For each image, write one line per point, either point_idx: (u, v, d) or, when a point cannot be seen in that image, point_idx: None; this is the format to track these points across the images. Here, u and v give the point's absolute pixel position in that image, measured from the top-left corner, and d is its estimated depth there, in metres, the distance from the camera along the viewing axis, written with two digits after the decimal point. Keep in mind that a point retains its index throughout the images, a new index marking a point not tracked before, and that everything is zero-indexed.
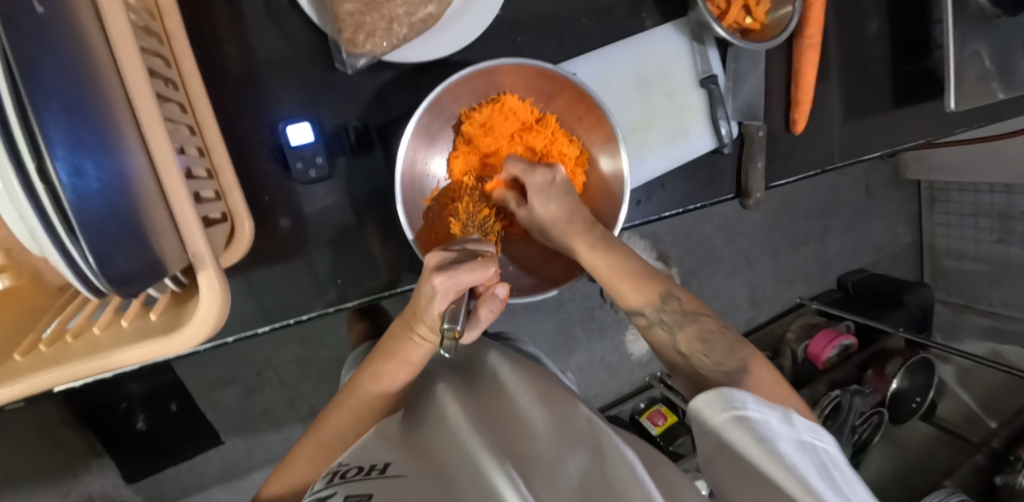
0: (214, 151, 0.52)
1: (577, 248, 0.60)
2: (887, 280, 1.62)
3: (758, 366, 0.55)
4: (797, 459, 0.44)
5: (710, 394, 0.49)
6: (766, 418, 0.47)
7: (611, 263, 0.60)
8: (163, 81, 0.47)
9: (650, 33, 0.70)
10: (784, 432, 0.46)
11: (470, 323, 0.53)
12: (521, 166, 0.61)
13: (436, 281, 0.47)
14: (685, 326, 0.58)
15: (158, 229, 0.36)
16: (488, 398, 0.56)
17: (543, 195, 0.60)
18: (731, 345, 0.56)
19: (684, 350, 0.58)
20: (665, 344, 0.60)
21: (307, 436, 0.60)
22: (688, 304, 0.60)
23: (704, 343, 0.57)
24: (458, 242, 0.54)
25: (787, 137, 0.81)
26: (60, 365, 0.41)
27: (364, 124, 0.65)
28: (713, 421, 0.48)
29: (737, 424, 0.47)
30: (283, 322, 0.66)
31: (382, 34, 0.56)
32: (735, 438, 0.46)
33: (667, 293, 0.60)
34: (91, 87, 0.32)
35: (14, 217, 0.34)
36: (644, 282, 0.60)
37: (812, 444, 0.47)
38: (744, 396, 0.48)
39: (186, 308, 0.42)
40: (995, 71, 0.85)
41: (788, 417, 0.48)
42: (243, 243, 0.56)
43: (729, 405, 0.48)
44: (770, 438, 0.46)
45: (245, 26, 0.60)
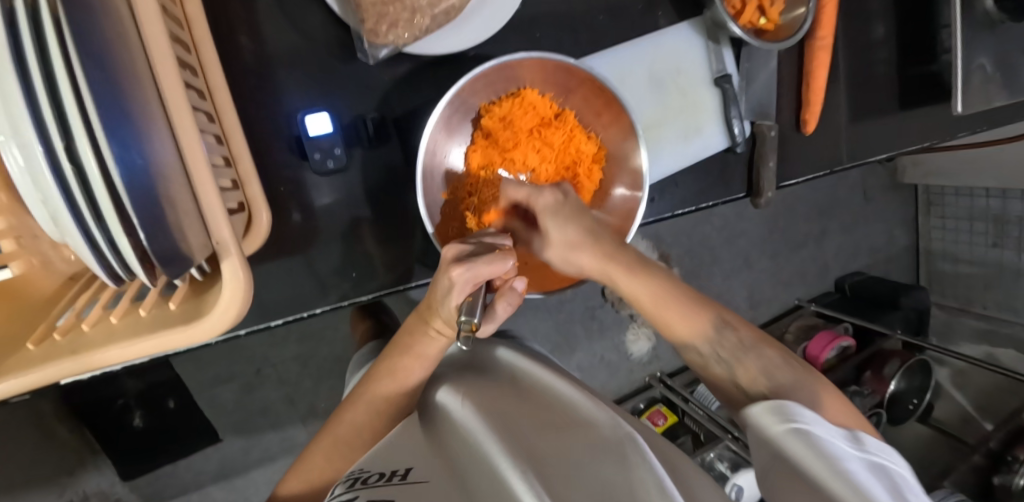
0: (233, 140, 0.51)
1: (617, 277, 0.59)
2: (883, 282, 1.65)
3: (828, 399, 0.53)
4: (864, 478, 0.43)
5: (770, 404, 0.51)
6: (830, 436, 0.47)
7: (655, 293, 0.59)
8: (184, 67, 0.47)
9: (665, 30, 0.70)
10: (850, 452, 0.46)
11: (487, 317, 0.52)
12: (524, 192, 0.58)
13: (454, 273, 0.47)
14: (744, 358, 0.58)
15: (185, 214, 0.36)
16: (502, 396, 0.55)
17: (559, 218, 0.58)
18: (796, 373, 0.56)
19: (744, 383, 0.57)
20: (726, 385, 0.59)
21: (321, 434, 0.59)
22: (743, 332, 0.59)
23: (766, 376, 0.55)
24: (475, 236, 0.53)
25: (797, 137, 0.81)
26: (78, 355, 0.40)
27: (381, 116, 0.65)
28: (771, 430, 0.49)
29: (796, 435, 0.47)
30: (296, 315, 0.66)
31: (404, 25, 0.56)
32: (790, 447, 0.47)
33: (720, 322, 0.60)
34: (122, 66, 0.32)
35: (35, 203, 0.34)
36: (693, 313, 0.60)
37: (883, 468, 0.46)
38: (803, 410, 0.49)
39: (207, 297, 0.41)
40: (1000, 75, 0.85)
41: (857, 438, 0.48)
42: (260, 235, 0.55)
43: (789, 417, 0.49)
44: (837, 456, 0.45)
45: (260, 17, 0.60)
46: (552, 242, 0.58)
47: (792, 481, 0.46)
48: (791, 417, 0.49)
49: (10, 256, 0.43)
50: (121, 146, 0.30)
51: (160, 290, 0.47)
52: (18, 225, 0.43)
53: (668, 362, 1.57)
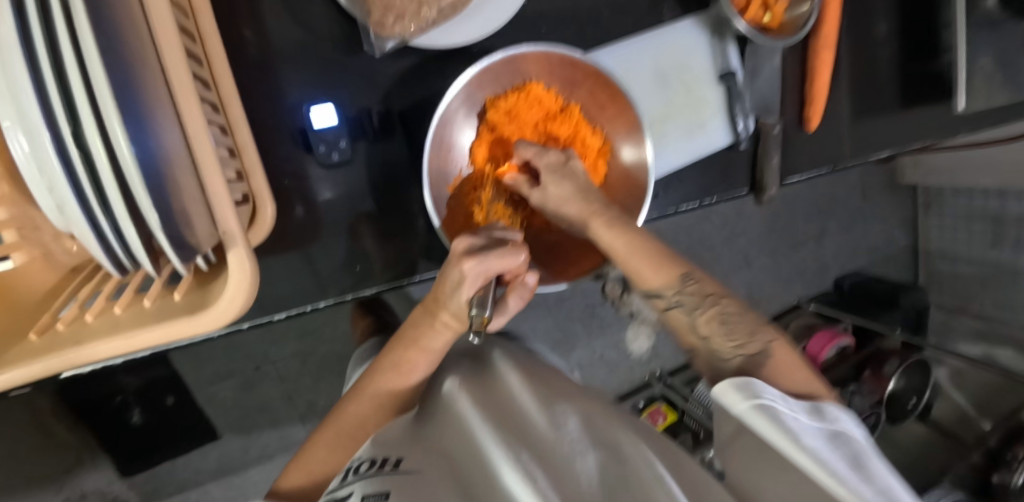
0: (237, 132, 0.51)
1: (596, 227, 0.59)
2: (881, 282, 1.66)
3: (777, 354, 0.58)
4: (827, 453, 0.48)
5: (733, 381, 0.54)
6: (793, 412, 0.52)
7: (626, 242, 0.59)
8: (189, 58, 0.46)
9: (670, 26, 0.70)
10: (803, 421, 0.51)
11: (498, 310, 0.54)
12: (533, 150, 0.59)
13: (466, 265, 0.47)
14: (705, 309, 0.60)
15: (191, 203, 0.35)
16: (496, 392, 0.56)
17: (558, 175, 0.58)
18: (749, 326, 0.59)
19: (703, 332, 0.59)
20: (682, 327, 0.61)
21: (324, 425, 0.59)
22: (705, 284, 0.61)
23: (723, 325, 0.59)
24: (485, 229, 0.53)
25: (799, 134, 0.81)
26: (81, 345, 0.40)
27: (386, 109, 0.65)
28: (733, 407, 0.53)
29: (760, 412, 0.51)
30: (299, 309, 0.66)
31: (411, 17, 0.56)
32: (751, 422, 0.52)
33: (685, 274, 0.61)
34: (127, 53, 0.31)
35: (41, 191, 0.33)
36: (665, 263, 0.61)
37: (832, 432, 0.52)
38: (765, 388, 0.53)
39: (213, 288, 0.41)
40: (1002, 73, 0.86)
41: (817, 410, 0.54)
42: (266, 225, 0.55)
43: (753, 394, 0.52)
44: (797, 430, 0.50)
45: (263, 8, 0.59)
46: (550, 195, 0.58)
47: (761, 455, 0.51)
48: (751, 392, 0.53)
49: (14, 247, 0.42)
50: (137, 133, 0.31)
51: (164, 281, 0.46)
52: (21, 216, 0.42)
53: (667, 360, 1.57)
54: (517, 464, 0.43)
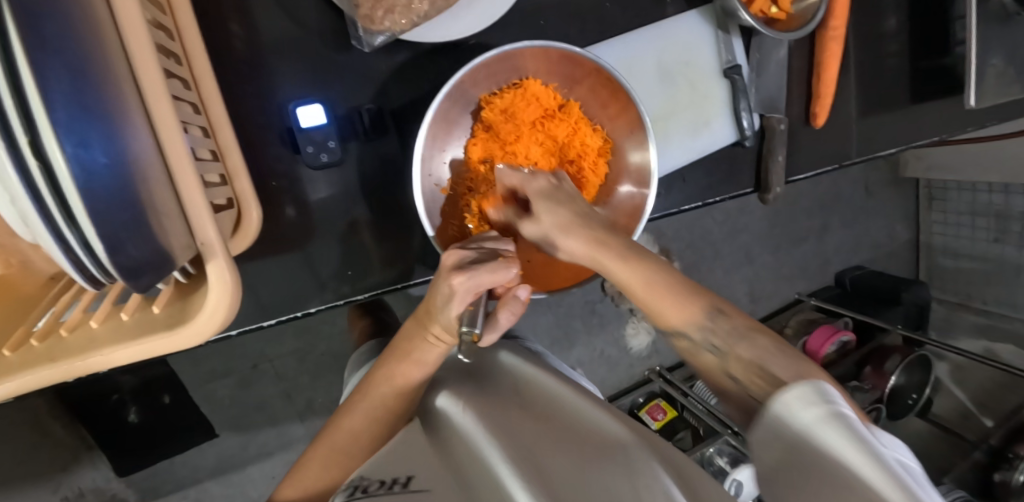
0: (220, 133, 0.48)
1: (606, 261, 0.53)
2: (884, 276, 1.64)
3: (848, 409, 0.40)
4: (910, 477, 0.34)
5: (804, 385, 0.38)
6: (863, 427, 0.37)
7: (652, 282, 0.51)
8: (166, 55, 0.43)
9: (674, 19, 0.68)
10: (879, 444, 0.36)
11: (490, 326, 0.49)
12: (519, 176, 0.56)
13: (455, 281, 0.45)
14: (739, 348, 0.45)
15: (165, 215, 0.33)
16: (500, 400, 0.53)
17: (553, 205, 0.55)
18: (804, 372, 0.42)
19: (742, 381, 0.44)
20: (715, 375, 0.47)
21: (318, 440, 0.57)
22: (737, 319, 0.47)
23: (768, 371, 0.43)
24: (475, 240, 0.51)
25: (806, 131, 0.79)
26: (56, 362, 0.38)
27: (378, 107, 0.62)
28: (804, 417, 0.37)
29: (836, 422, 0.35)
30: (291, 314, 0.63)
31: (401, 11, 0.54)
32: (828, 441, 0.35)
33: (714, 311, 0.48)
34: (85, 53, 0.28)
35: (0, 202, 0.31)
36: (684, 301, 0.49)
37: (905, 465, 0.37)
38: (835, 394, 0.38)
39: (193, 300, 0.39)
40: (1015, 68, 0.83)
41: (874, 429, 0.39)
42: (250, 233, 0.52)
43: (826, 400, 0.37)
44: (878, 446, 0.35)
45: (250, 1, 0.57)
46: (543, 224, 0.55)
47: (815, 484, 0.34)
48: (826, 399, 0.37)
49: None
50: (85, 142, 0.27)
51: (144, 293, 0.44)
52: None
53: (668, 356, 1.56)
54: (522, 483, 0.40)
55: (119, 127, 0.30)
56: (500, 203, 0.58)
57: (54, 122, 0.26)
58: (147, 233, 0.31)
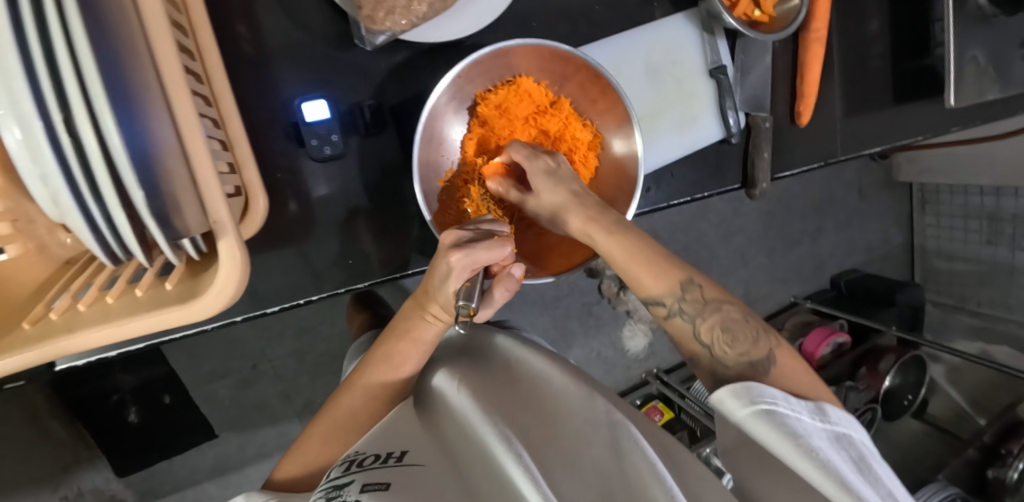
0: (230, 125, 0.51)
1: (590, 232, 0.58)
2: (879, 278, 1.67)
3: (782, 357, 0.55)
4: (830, 454, 0.47)
5: (734, 386, 0.51)
6: (796, 414, 0.49)
7: (628, 247, 0.57)
8: (182, 52, 0.47)
9: (661, 21, 0.71)
10: (814, 426, 0.49)
11: (485, 302, 0.53)
12: (524, 153, 0.59)
13: (452, 258, 0.47)
14: (708, 317, 0.56)
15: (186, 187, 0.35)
16: (494, 379, 0.56)
17: (552, 182, 0.58)
18: (754, 334, 0.55)
19: (707, 340, 0.56)
20: (686, 335, 0.57)
21: (317, 418, 0.59)
22: (710, 291, 0.57)
23: (727, 333, 0.55)
24: (472, 221, 0.53)
25: (791, 129, 0.82)
26: (73, 333, 0.40)
27: (378, 103, 0.65)
28: (738, 414, 0.50)
29: (765, 418, 0.48)
30: (291, 303, 0.66)
31: (401, 11, 0.56)
32: (760, 432, 0.48)
33: (688, 280, 0.57)
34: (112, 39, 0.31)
35: (32, 180, 0.34)
36: (666, 270, 0.57)
37: (839, 432, 0.50)
38: (771, 392, 0.50)
39: (204, 278, 0.41)
40: (993, 69, 0.86)
41: (821, 410, 0.51)
42: (257, 219, 0.55)
43: (756, 399, 0.49)
44: (803, 433, 0.48)
45: (257, 4, 0.60)
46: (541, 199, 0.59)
47: (767, 469, 0.50)
48: (757, 397, 0.50)
49: (7, 240, 0.41)
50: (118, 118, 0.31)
51: (158, 272, 0.47)
52: (16, 209, 0.41)
53: (664, 358, 1.57)
54: (511, 450, 0.44)
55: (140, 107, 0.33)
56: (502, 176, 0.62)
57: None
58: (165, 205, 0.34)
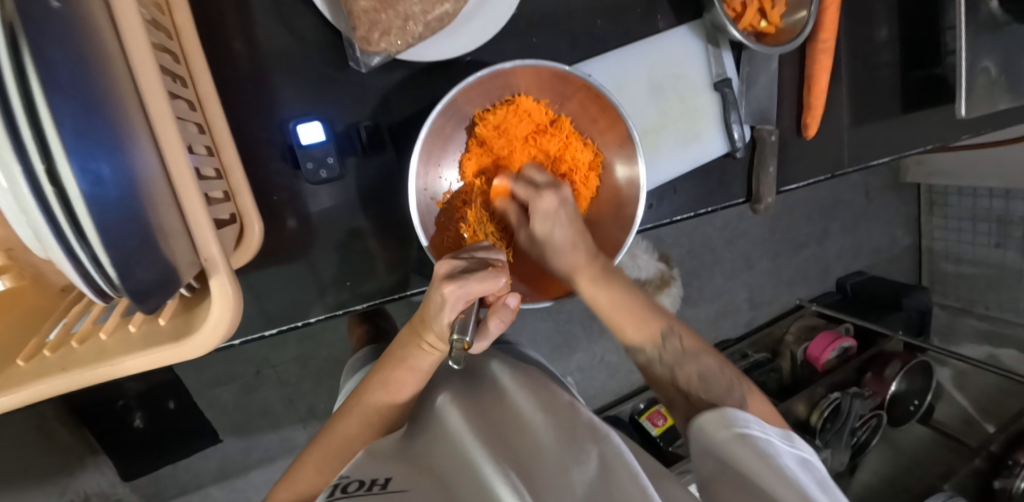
0: (224, 151, 0.51)
1: (577, 278, 0.63)
2: (886, 282, 1.63)
3: (753, 401, 0.59)
4: (797, 471, 0.48)
5: (714, 413, 0.54)
6: (766, 436, 0.52)
7: (614, 301, 0.64)
8: (172, 78, 0.46)
9: (664, 34, 0.69)
10: (784, 450, 0.51)
11: (479, 334, 0.51)
12: (528, 191, 0.58)
13: (447, 289, 0.47)
14: (686, 365, 0.62)
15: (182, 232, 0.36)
16: (487, 405, 0.56)
17: (548, 222, 0.59)
18: (728, 381, 0.61)
19: (684, 387, 0.61)
20: (665, 380, 0.64)
21: (313, 444, 0.59)
22: (689, 342, 0.64)
23: (703, 381, 0.60)
24: (467, 249, 0.52)
25: (797, 142, 0.80)
26: (67, 371, 0.40)
27: (375, 124, 0.64)
28: (717, 438, 0.52)
29: (741, 439, 0.51)
30: (290, 325, 0.65)
31: (397, 33, 0.55)
32: (734, 454, 0.50)
33: (668, 330, 0.64)
34: (104, 90, 0.31)
35: (13, 216, 0.32)
36: (646, 320, 0.64)
37: (809, 462, 0.51)
38: (746, 417, 0.53)
39: (196, 314, 0.41)
40: (1005, 79, 0.84)
41: (788, 437, 0.54)
42: (251, 247, 0.54)
43: (733, 424, 0.52)
44: (774, 455, 0.49)
45: (252, 20, 0.59)
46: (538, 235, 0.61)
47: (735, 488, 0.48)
48: (734, 423, 0.53)
49: None
50: (89, 160, 0.28)
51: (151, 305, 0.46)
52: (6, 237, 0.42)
53: None
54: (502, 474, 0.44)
55: (129, 158, 0.32)
56: (508, 196, 0.62)
57: (65, 145, 0.27)
58: (152, 259, 0.33)
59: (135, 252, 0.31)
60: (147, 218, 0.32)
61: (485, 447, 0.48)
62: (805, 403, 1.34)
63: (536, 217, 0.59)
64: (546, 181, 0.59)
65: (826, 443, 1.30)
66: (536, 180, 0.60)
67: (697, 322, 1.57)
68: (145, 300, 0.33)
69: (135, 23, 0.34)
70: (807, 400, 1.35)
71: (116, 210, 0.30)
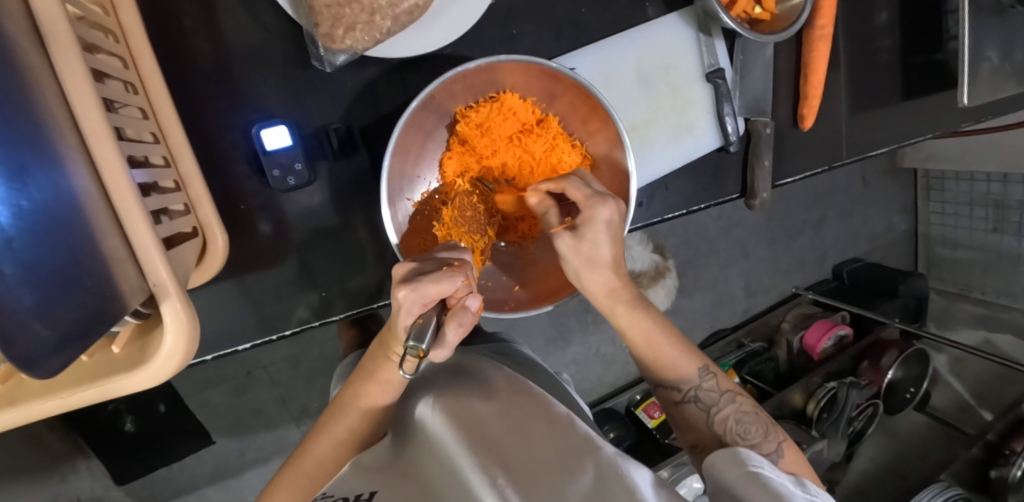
0: (181, 162, 0.48)
1: (617, 313, 0.60)
2: (882, 268, 1.61)
3: (789, 450, 0.59)
4: None
5: (725, 453, 0.53)
6: (779, 478, 0.50)
7: (648, 334, 0.61)
8: (121, 86, 0.43)
9: (654, 23, 0.66)
10: (797, 492, 0.49)
11: (437, 341, 0.46)
12: (584, 195, 0.52)
13: (399, 293, 0.44)
14: (723, 407, 0.61)
15: (112, 264, 0.32)
16: (470, 402, 0.52)
17: (601, 232, 0.53)
18: (764, 429, 0.60)
19: (718, 429, 0.61)
20: (698, 421, 0.62)
21: (287, 463, 0.58)
22: (724, 381, 0.62)
23: (740, 426, 0.61)
24: (430, 252, 0.50)
25: (793, 133, 0.77)
26: (14, 406, 0.37)
27: (346, 126, 0.61)
28: (727, 476, 0.51)
29: (752, 478, 0.49)
30: (265, 338, 0.63)
31: (363, 28, 0.51)
32: (742, 490, 0.49)
33: (705, 369, 0.62)
34: (16, 108, 0.27)
35: None
36: (680, 360, 0.62)
37: None
38: (757, 457, 0.52)
39: (151, 338, 0.38)
40: (1007, 64, 0.81)
41: (800, 483, 0.51)
42: (216, 259, 0.52)
43: (745, 461, 0.51)
44: (787, 496, 0.47)
45: (215, 14, 0.55)
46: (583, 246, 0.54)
47: None
48: (747, 461, 0.51)
49: None
50: None
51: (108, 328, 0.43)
52: None
53: None
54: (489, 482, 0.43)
55: (29, 186, 0.27)
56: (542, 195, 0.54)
57: None
58: (56, 303, 0.28)
59: (29, 304, 0.26)
60: (53, 258, 0.28)
61: (474, 458, 0.45)
62: (802, 393, 1.33)
63: (587, 226, 0.53)
64: (602, 190, 0.54)
65: (823, 433, 1.28)
66: (593, 186, 0.54)
67: (693, 313, 1.55)
68: (40, 364, 0.28)
69: (59, 28, 0.30)
70: (802, 389, 1.34)
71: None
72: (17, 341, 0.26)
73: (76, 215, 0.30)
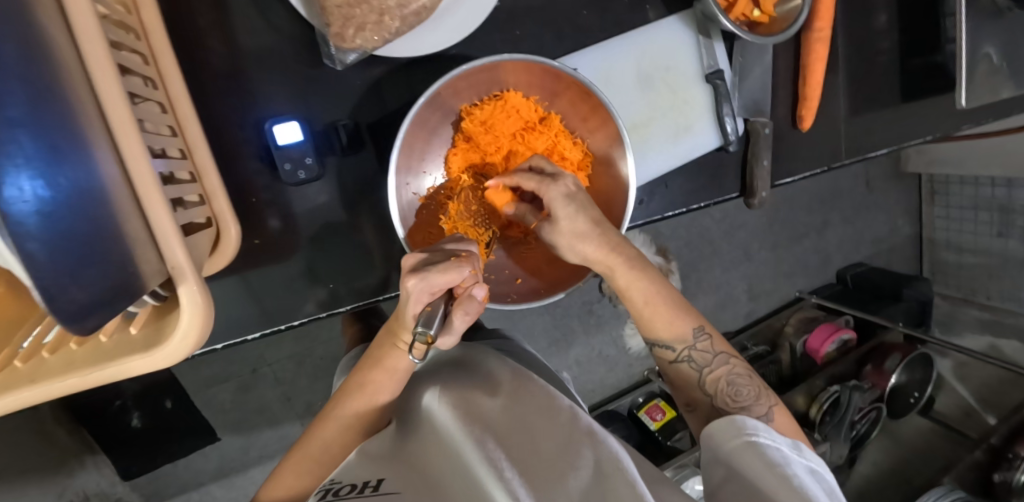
0: (197, 154, 0.50)
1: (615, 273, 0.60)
2: (885, 273, 1.62)
3: (777, 413, 0.59)
4: (806, 480, 0.48)
5: (724, 421, 0.54)
6: (776, 444, 0.51)
7: (644, 293, 0.60)
8: (141, 81, 0.45)
9: (654, 25, 0.68)
10: (795, 458, 0.51)
11: (444, 329, 0.47)
12: (535, 182, 0.54)
13: (409, 282, 0.45)
14: (715, 367, 0.61)
15: (135, 242, 0.34)
16: (476, 396, 0.53)
17: (571, 206, 0.55)
18: (755, 391, 0.60)
19: (711, 389, 0.61)
20: (691, 381, 0.62)
21: (294, 449, 0.60)
22: (718, 343, 0.62)
23: (732, 386, 0.60)
24: (437, 244, 0.52)
25: (792, 134, 0.79)
26: (36, 384, 0.39)
27: (355, 122, 0.63)
28: (725, 447, 0.52)
29: (750, 448, 0.50)
30: (274, 328, 0.64)
31: (372, 28, 0.53)
32: (741, 460, 0.50)
33: (699, 329, 0.62)
34: (55, 98, 0.29)
35: None
36: (677, 320, 0.61)
37: (819, 472, 0.51)
38: (756, 424, 0.53)
39: (168, 322, 0.39)
40: (1005, 66, 0.82)
41: (797, 446, 0.53)
42: (228, 249, 0.54)
43: (743, 431, 0.52)
44: (783, 463, 0.49)
45: (229, 14, 0.57)
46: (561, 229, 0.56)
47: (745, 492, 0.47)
48: (744, 430, 0.52)
49: None
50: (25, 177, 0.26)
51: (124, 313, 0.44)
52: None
53: None
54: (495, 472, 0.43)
55: (68, 166, 0.29)
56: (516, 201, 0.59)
57: None
58: (87, 279, 0.30)
59: (66, 273, 0.28)
60: (88, 236, 0.30)
61: (479, 451, 0.45)
62: (804, 396, 1.33)
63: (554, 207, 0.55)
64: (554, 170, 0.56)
65: (825, 436, 1.27)
66: (545, 169, 0.56)
67: None
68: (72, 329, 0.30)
69: (90, 26, 0.32)
70: (805, 392, 1.33)
71: (40, 228, 0.27)
72: (57, 310, 0.29)
73: (107, 196, 0.32)
